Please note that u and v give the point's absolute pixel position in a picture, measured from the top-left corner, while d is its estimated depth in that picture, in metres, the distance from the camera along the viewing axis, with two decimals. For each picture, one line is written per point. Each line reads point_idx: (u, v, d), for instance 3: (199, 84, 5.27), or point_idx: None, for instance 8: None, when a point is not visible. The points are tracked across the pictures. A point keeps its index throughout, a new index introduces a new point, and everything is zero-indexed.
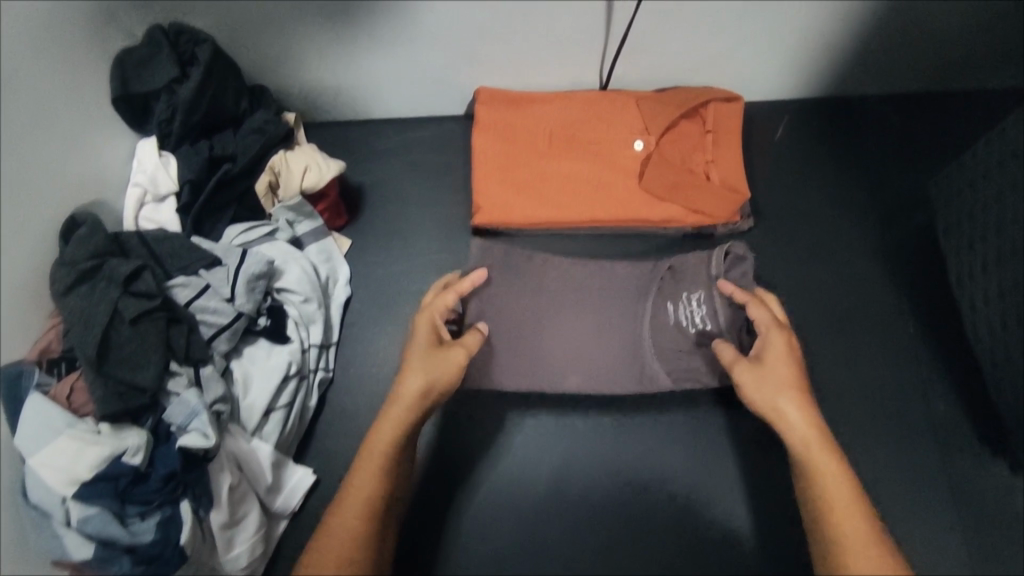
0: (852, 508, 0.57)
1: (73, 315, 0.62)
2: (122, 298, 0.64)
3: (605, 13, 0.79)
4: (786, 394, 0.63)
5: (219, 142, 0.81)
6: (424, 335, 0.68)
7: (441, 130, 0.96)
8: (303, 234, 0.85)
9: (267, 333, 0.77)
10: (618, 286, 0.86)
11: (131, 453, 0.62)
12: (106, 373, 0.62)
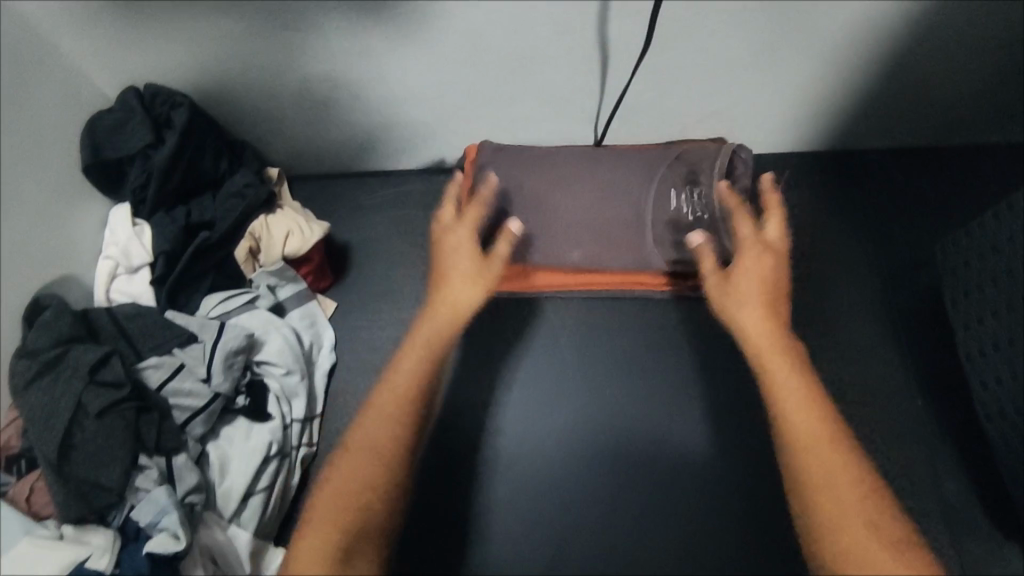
0: (806, 411, 0.58)
1: (33, 413, 0.58)
2: (86, 390, 0.61)
3: (600, 74, 0.76)
4: (751, 308, 0.63)
5: (196, 207, 0.77)
6: (461, 248, 0.69)
7: (431, 185, 0.93)
8: (285, 298, 0.81)
9: (246, 411, 0.73)
10: (622, 171, 0.81)
11: (96, 557, 0.58)
12: (69, 472, 0.58)
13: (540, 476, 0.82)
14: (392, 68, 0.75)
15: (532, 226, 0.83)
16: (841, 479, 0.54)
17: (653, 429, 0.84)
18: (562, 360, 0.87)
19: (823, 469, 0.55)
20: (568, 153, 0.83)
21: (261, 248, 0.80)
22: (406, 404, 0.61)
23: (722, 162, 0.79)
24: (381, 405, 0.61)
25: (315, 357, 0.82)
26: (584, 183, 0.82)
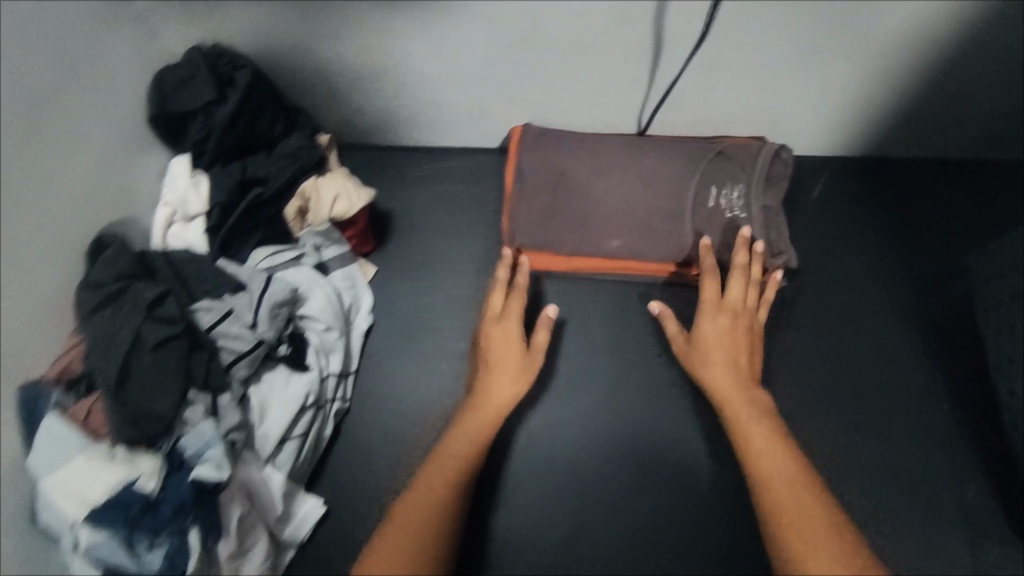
0: (771, 448, 0.65)
1: (96, 340, 0.63)
2: (144, 323, 0.64)
3: (649, 68, 0.79)
4: (717, 362, 0.73)
5: (252, 163, 0.80)
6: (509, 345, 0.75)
7: (475, 162, 0.95)
8: (329, 259, 0.83)
9: (286, 360, 0.75)
10: (667, 163, 0.83)
11: (145, 479, 0.62)
12: (124, 397, 0.62)
13: (566, 456, 0.82)
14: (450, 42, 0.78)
15: (575, 208, 0.85)
16: (810, 508, 0.59)
17: (678, 419, 0.83)
18: (591, 342, 0.87)
19: (799, 504, 0.60)
20: (614, 142, 0.85)
21: (309, 208, 0.83)
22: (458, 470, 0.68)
23: (764, 165, 0.82)
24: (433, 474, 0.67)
25: (354, 319, 0.85)
26: (628, 170, 0.83)
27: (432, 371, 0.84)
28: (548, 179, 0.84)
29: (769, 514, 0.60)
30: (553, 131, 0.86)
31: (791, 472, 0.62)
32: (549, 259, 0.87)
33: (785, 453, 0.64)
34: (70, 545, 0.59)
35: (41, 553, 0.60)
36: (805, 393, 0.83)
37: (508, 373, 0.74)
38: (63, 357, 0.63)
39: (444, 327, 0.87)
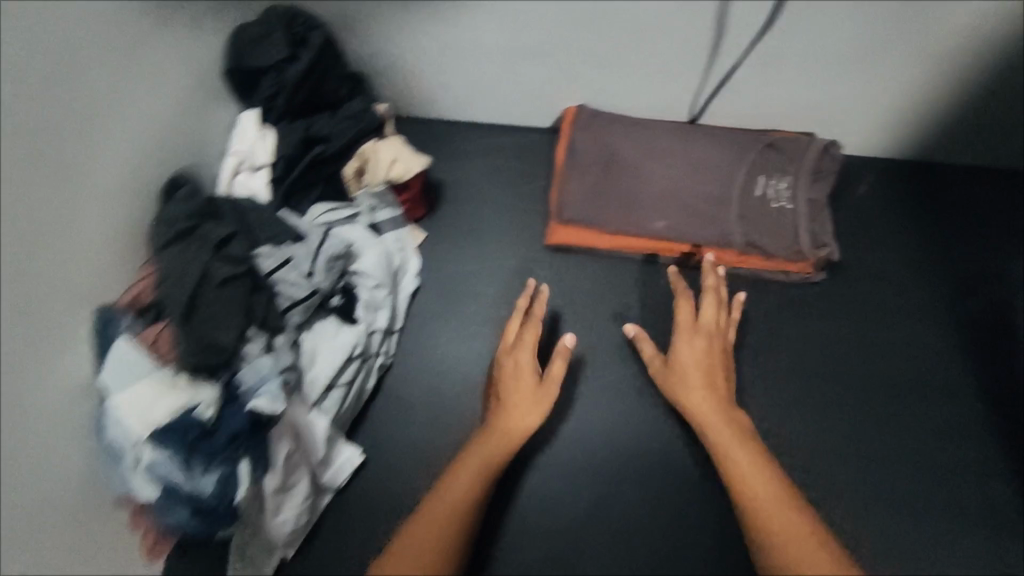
0: (751, 466, 0.65)
1: (168, 271, 0.66)
2: (212, 260, 0.67)
3: (710, 51, 0.82)
4: (693, 384, 0.74)
5: (315, 122, 0.83)
6: (521, 384, 0.75)
7: (526, 140, 0.98)
8: (382, 221, 0.86)
9: (337, 312, 0.79)
10: (717, 150, 0.86)
11: (203, 406, 0.64)
12: (191, 328, 0.65)
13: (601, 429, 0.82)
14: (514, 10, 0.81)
15: (623, 187, 0.88)
16: (791, 517, 0.59)
17: None
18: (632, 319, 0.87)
19: (779, 514, 0.60)
20: (666, 129, 0.88)
21: (367, 169, 0.86)
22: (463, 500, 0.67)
23: (813, 158, 0.84)
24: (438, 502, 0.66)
25: (403, 281, 0.88)
26: (677, 156, 0.87)
27: (473, 336, 0.87)
28: (598, 159, 0.89)
29: (753, 527, 0.60)
30: (607, 114, 0.90)
31: (773, 488, 0.63)
32: (594, 236, 0.89)
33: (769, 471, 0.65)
34: (133, 461, 0.62)
35: (104, 468, 0.64)
36: (840, 385, 0.84)
37: (522, 403, 0.74)
38: (134, 286, 0.67)
39: (486, 296, 0.89)
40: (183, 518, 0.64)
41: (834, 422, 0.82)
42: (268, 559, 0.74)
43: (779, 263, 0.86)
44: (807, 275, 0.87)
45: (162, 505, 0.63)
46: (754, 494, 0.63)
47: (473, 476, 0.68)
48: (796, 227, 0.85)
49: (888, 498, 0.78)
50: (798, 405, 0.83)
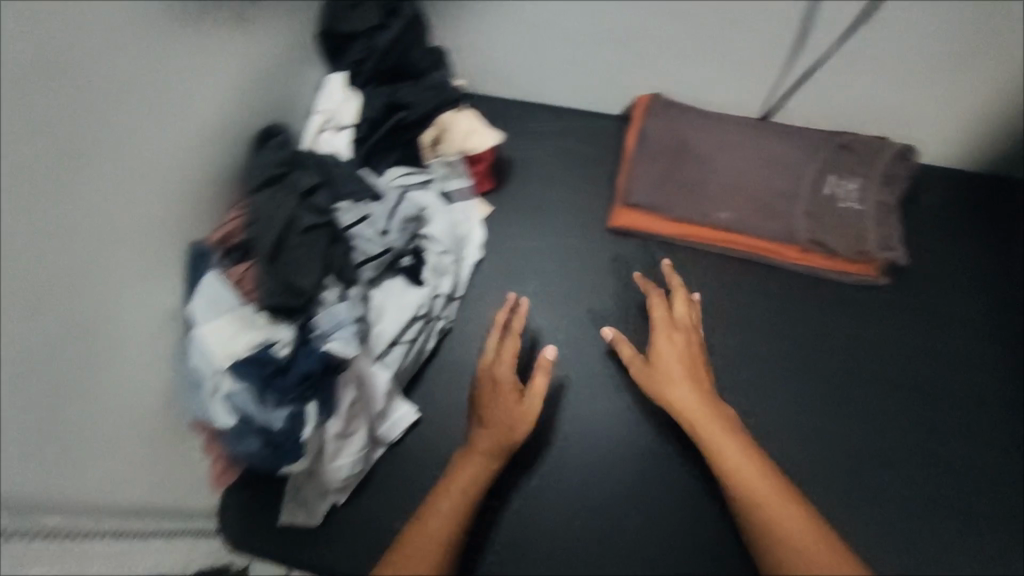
0: (749, 463, 0.64)
1: (257, 214, 0.69)
2: (298, 208, 0.70)
3: (791, 48, 0.85)
4: (680, 382, 0.71)
5: (400, 89, 0.86)
6: (506, 394, 0.74)
7: (596, 125, 1.00)
8: (453, 191, 0.89)
9: (406, 271, 0.81)
10: (787, 148, 0.89)
11: (280, 345, 0.68)
12: (275, 269, 0.68)
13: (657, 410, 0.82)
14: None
15: (692, 176, 0.91)
16: (792, 513, 0.60)
17: (777, 390, 0.82)
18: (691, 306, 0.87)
19: (781, 512, 0.61)
20: (738, 123, 0.91)
21: (444, 138, 0.89)
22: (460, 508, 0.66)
23: (884, 162, 0.86)
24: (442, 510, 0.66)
25: (467, 251, 0.90)
26: (748, 149, 0.90)
27: (532, 309, 0.89)
28: (670, 146, 0.92)
29: (757, 530, 0.61)
30: (682, 104, 0.93)
31: (772, 484, 0.63)
32: (657, 221, 0.91)
33: (765, 466, 0.64)
34: (212, 388, 0.66)
35: (184, 394, 0.68)
36: (896, 388, 0.83)
37: (502, 417, 0.72)
38: (225, 226, 0.70)
39: (548, 271, 0.91)
40: (255, 447, 0.68)
41: (890, 425, 0.81)
42: (320, 501, 0.77)
43: (843, 263, 0.87)
44: (871, 278, 0.87)
45: (236, 432, 0.68)
46: (765, 517, 0.61)
47: (466, 487, 0.68)
48: (864, 229, 0.85)
49: (946, 504, 0.77)
50: (858, 405, 0.82)
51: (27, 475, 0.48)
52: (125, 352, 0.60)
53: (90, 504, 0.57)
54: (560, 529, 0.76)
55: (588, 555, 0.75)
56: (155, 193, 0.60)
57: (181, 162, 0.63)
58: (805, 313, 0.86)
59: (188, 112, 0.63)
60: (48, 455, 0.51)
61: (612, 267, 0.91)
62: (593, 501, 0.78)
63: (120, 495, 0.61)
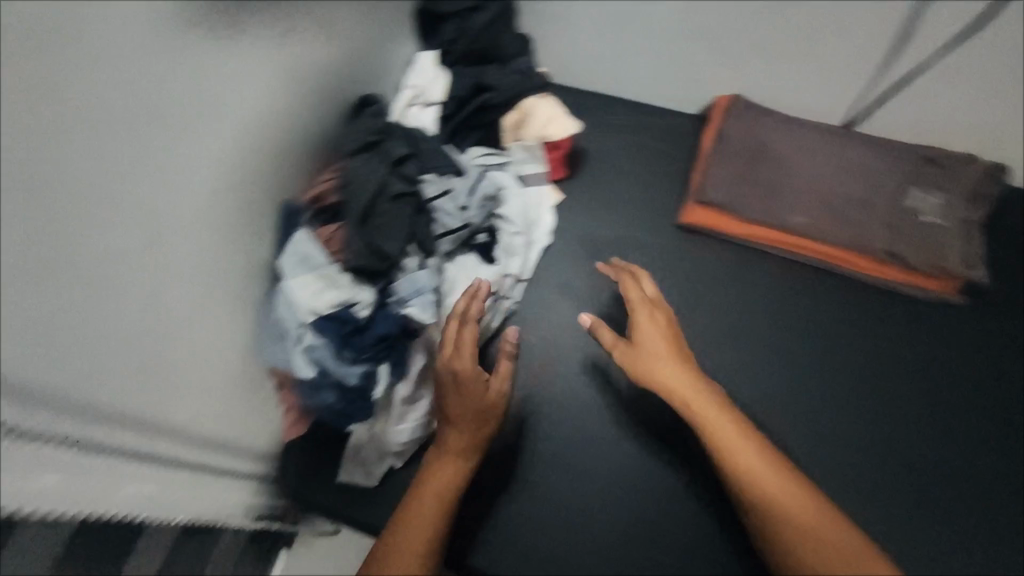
0: (744, 442, 0.62)
1: (350, 177, 0.72)
2: (388, 175, 0.73)
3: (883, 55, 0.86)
4: (666, 361, 0.66)
5: (486, 71, 0.88)
6: (477, 394, 0.68)
7: (672, 122, 1.00)
8: (527, 175, 0.90)
9: (480, 248, 0.83)
10: (870, 158, 0.89)
11: (360, 306, 0.70)
12: (363, 233, 0.71)
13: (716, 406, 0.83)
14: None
15: (770, 177, 0.91)
16: (788, 488, 0.60)
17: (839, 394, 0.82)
18: (756, 306, 0.87)
19: (780, 489, 0.60)
20: (820, 130, 0.92)
21: (524, 123, 0.89)
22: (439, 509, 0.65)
23: (971, 181, 0.86)
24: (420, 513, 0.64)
25: (538, 235, 0.91)
26: (829, 156, 0.90)
27: (595, 297, 0.90)
28: (749, 146, 0.92)
29: (763, 511, 0.60)
30: (763, 107, 0.94)
31: (768, 460, 0.62)
32: (729, 220, 0.91)
33: (758, 443, 0.63)
34: (294, 340, 0.69)
35: (268, 342, 0.71)
36: (958, 409, 0.82)
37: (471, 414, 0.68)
38: (317, 187, 0.73)
39: (613, 261, 0.92)
40: (330, 400, 0.72)
41: (949, 445, 0.80)
42: (377, 464, 0.78)
43: (918, 278, 0.86)
44: (947, 296, 0.86)
45: (314, 385, 0.71)
46: (764, 496, 0.60)
47: (441, 487, 0.66)
48: (945, 245, 0.85)
49: (1001, 528, 0.76)
50: (920, 421, 0.81)
51: (111, 392, 0.50)
52: (218, 293, 0.63)
53: (182, 431, 0.61)
54: (607, 511, 0.78)
55: (631, 540, 0.77)
56: (258, 147, 0.64)
57: (280, 118, 0.66)
58: (871, 325, 0.86)
59: (288, 70, 0.65)
60: (139, 382, 0.54)
61: (678, 263, 0.91)
62: (642, 488, 0.79)
63: (208, 427, 0.66)
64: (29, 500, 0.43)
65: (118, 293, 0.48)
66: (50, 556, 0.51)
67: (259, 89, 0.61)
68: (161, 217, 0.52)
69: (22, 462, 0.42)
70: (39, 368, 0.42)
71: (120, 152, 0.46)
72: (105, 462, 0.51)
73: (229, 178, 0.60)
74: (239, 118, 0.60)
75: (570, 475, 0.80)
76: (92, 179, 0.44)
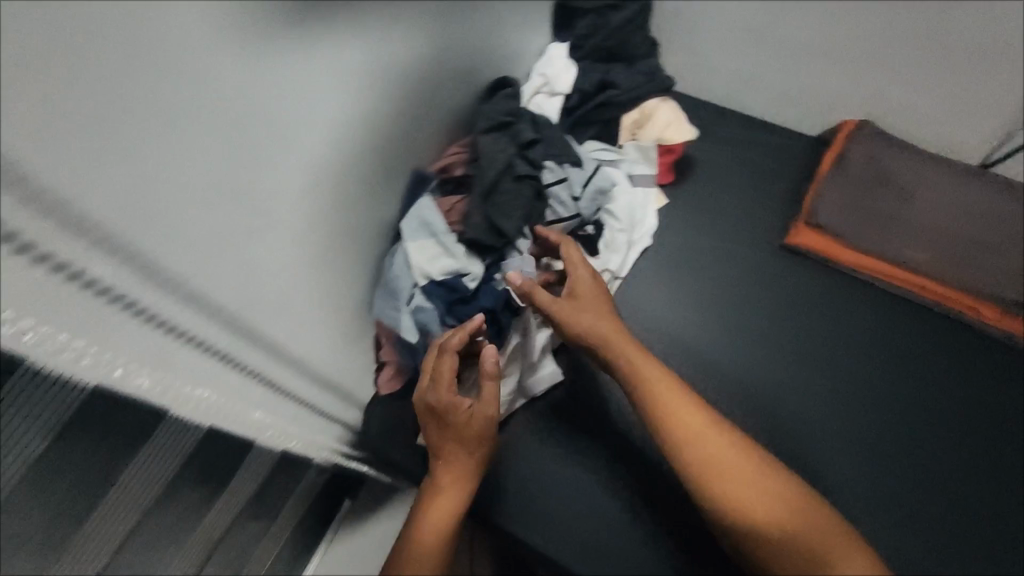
0: (677, 401, 0.66)
1: (480, 153, 0.75)
2: (515, 157, 0.76)
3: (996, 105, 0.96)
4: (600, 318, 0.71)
5: (614, 70, 0.91)
6: (463, 427, 0.69)
7: (787, 141, 1.04)
8: (637, 175, 0.91)
9: (584, 240, 0.86)
10: (999, 202, 0.91)
11: (470, 278, 0.76)
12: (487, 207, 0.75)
13: (801, 419, 0.84)
14: (824, 13, 0.98)
15: (889, 208, 0.94)
16: (719, 443, 0.63)
17: (923, 424, 0.84)
18: (850, 325, 0.90)
19: (716, 449, 0.63)
20: (949, 167, 0.93)
21: (643, 123, 0.92)
22: (440, 538, 0.67)
23: None
24: (424, 543, 0.66)
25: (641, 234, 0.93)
26: (955, 194, 0.92)
27: (691, 300, 0.92)
28: (871, 176, 0.95)
29: (698, 470, 0.63)
30: (890, 136, 0.96)
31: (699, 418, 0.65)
32: (838, 249, 0.93)
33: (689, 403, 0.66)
34: (403, 300, 0.73)
35: (378, 298, 0.75)
36: (1011, 458, 0.82)
37: (460, 442, 0.69)
38: (445, 158, 0.77)
39: (713, 267, 0.94)
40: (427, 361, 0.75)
41: (1001, 493, 0.80)
42: None
43: None
44: None
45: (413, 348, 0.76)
46: (704, 458, 0.63)
47: (443, 516, 0.68)
48: None
49: None
50: (1006, 463, 0.82)
51: (223, 301, 0.51)
52: (353, 237, 0.69)
53: (293, 365, 0.65)
54: (677, 509, 0.77)
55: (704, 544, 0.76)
56: (411, 110, 0.70)
57: (433, 87, 0.72)
58: (940, 363, 0.88)
59: (431, 31, 0.68)
60: (250, 299, 0.54)
61: (765, 279, 0.94)
62: None
63: (320, 364, 0.70)
64: (176, 395, 0.49)
65: (214, 197, 0.46)
66: (182, 453, 0.54)
67: (425, 59, 0.69)
68: (320, 162, 0.58)
69: (175, 359, 0.47)
70: (205, 276, 0.48)
71: (300, 95, 0.52)
72: (242, 378, 0.56)
73: (384, 134, 0.67)
74: (403, 81, 0.66)
75: (639, 467, 0.79)
76: (277, 115, 0.51)
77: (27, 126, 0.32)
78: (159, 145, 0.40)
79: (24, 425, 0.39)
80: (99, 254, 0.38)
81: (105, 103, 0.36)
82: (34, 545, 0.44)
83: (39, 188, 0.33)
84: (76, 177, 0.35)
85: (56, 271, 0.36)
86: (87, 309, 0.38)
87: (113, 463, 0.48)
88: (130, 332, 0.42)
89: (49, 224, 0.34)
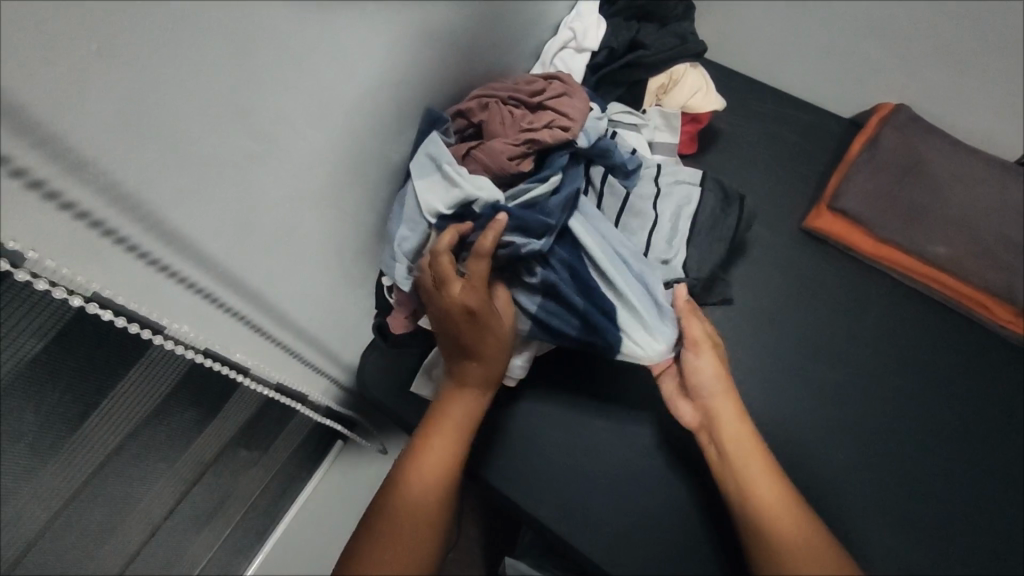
0: (754, 450, 0.71)
1: (711, 213, 0.87)
2: (721, 218, 0.87)
3: None
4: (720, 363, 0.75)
5: (645, 30, 0.90)
6: (492, 337, 0.69)
7: (819, 121, 1.02)
8: (657, 142, 0.90)
9: (616, 209, 0.82)
10: None
11: (478, 203, 0.67)
12: (507, 150, 0.70)
13: (795, 397, 0.83)
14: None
15: (917, 195, 0.90)
16: (783, 497, 0.68)
17: (919, 412, 0.83)
18: (857, 308, 0.90)
19: (775, 501, 0.68)
20: (986, 162, 0.90)
21: (670, 88, 0.91)
22: (447, 471, 0.68)
23: None
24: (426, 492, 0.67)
25: (714, 227, 0.87)
26: (988, 189, 0.88)
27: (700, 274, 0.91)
28: (904, 163, 0.92)
29: (757, 514, 0.67)
30: (926, 123, 0.93)
31: (767, 469, 0.70)
32: (855, 235, 0.92)
33: (760, 451, 0.71)
34: (419, 244, 0.70)
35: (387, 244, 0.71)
36: (1000, 461, 0.81)
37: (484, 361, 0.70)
38: (464, 101, 0.74)
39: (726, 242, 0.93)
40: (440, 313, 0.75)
41: (984, 494, 0.79)
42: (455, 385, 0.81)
43: None
44: None
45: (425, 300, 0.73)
46: (759, 505, 0.68)
47: (448, 451, 0.69)
48: None
49: None
50: (994, 459, 0.81)
51: (225, 234, 0.51)
52: (369, 183, 0.70)
53: (280, 309, 0.65)
54: (654, 471, 0.81)
55: (676, 505, 0.78)
56: (445, 52, 0.68)
57: (470, 33, 0.71)
58: (942, 361, 0.87)
59: None
60: (245, 240, 0.54)
61: (779, 260, 0.93)
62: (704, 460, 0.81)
63: (311, 307, 0.71)
64: (153, 323, 0.49)
65: (219, 136, 0.44)
66: (169, 386, 0.56)
67: (466, 2, 0.67)
68: (336, 95, 0.55)
69: (154, 289, 0.47)
70: (198, 208, 0.46)
71: (323, 16, 0.48)
72: (224, 317, 0.57)
73: (411, 82, 0.66)
74: (441, 27, 0.65)
75: (623, 430, 0.83)
76: (300, 47, 0.47)
77: (16, 30, 0.29)
78: (156, 60, 0.37)
79: (14, 326, 0.38)
80: (80, 177, 0.36)
81: (109, 23, 0.33)
82: (27, 446, 0.44)
83: (21, 94, 0.31)
84: (67, 93, 0.33)
85: (32, 188, 0.34)
86: (66, 229, 0.37)
87: (107, 371, 0.49)
88: (110, 260, 0.42)
89: (29, 136, 0.32)
